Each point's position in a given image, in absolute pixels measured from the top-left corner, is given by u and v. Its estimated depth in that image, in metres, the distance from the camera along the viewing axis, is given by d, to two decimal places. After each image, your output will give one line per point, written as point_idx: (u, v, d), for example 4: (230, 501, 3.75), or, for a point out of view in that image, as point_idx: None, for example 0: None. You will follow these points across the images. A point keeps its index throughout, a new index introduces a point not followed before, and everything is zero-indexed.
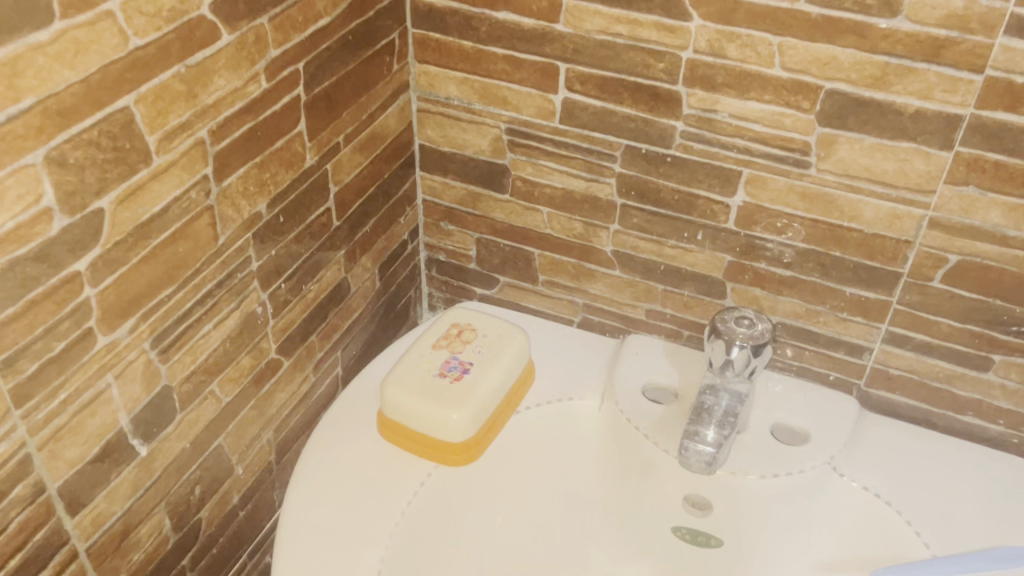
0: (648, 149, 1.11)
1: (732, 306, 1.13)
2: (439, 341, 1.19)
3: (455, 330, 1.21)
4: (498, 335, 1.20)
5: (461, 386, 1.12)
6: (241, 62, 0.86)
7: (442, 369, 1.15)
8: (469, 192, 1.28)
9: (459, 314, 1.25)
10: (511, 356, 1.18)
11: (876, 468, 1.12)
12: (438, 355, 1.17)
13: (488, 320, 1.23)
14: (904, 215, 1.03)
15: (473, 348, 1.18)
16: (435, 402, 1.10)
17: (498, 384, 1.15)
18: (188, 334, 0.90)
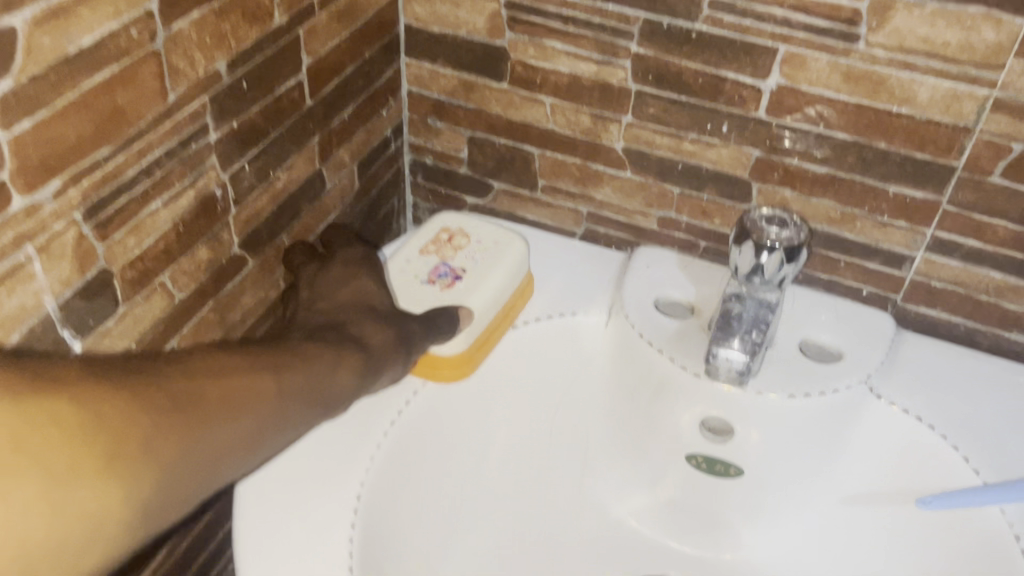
0: (670, 24, 0.97)
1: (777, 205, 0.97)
2: (428, 246, 1.06)
3: (445, 235, 1.08)
4: (495, 243, 1.06)
5: (453, 296, 0.99)
6: None
7: (431, 278, 1.02)
8: (461, 81, 1.13)
9: (448, 218, 1.11)
10: (507, 265, 1.04)
11: (917, 389, 1.01)
12: (426, 262, 1.04)
13: (483, 224, 1.09)
14: (963, 96, 0.90)
15: (466, 254, 1.05)
16: (429, 311, 0.97)
17: (493, 295, 1.01)
18: (131, 210, 0.75)
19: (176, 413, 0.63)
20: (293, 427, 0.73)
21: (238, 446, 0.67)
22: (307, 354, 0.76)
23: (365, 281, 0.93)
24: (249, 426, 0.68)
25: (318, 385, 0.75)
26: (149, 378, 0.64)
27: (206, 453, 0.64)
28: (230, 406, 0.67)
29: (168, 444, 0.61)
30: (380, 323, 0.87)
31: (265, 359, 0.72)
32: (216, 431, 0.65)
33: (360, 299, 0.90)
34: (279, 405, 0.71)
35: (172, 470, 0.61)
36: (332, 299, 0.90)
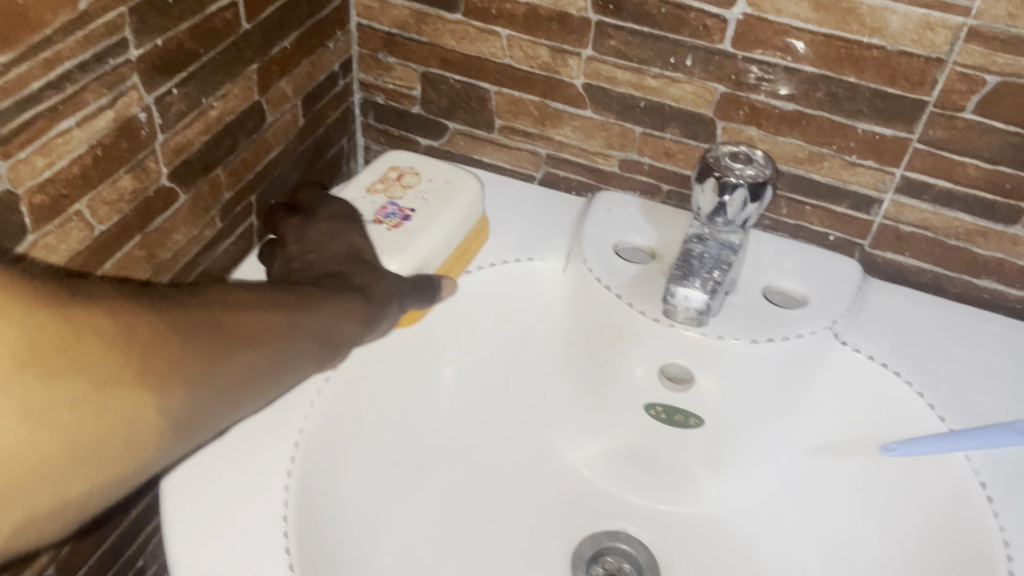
0: None
1: (749, 145, 0.93)
2: (375, 185, 0.99)
3: (394, 174, 1.01)
4: (449, 182, 1.00)
5: (405, 233, 0.92)
6: None
7: (376, 216, 0.95)
8: (412, 13, 1.07)
9: (398, 157, 1.04)
10: (462, 205, 0.99)
11: (883, 336, 0.97)
12: (372, 201, 0.97)
13: (436, 164, 1.03)
14: (937, 24, 0.85)
15: (415, 194, 0.98)
16: (382, 246, 0.90)
17: (446, 235, 0.96)
18: (38, 128, 0.68)
19: (201, 339, 0.63)
20: (307, 369, 0.73)
21: (258, 379, 0.68)
22: (314, 298, 0.76)
23: (357, 239, 0.88)
24: (270, 358, 0.69)
25: (331, 328, 0.75)
26: (173, 307, 0.64)
27: (228, 380, 0.65)
28: (249, 339, 0.67)
29: (194, 367, 0.62)
30: (377, 273, 0.84)
31: (279, 303, 0.72)
32: (237, 362, 0.66)
33: (353, 255, 0.85)
34: (294, 344, 0.71)
35: (196, 394, 0.62)
36: (323, 256, 0.85)
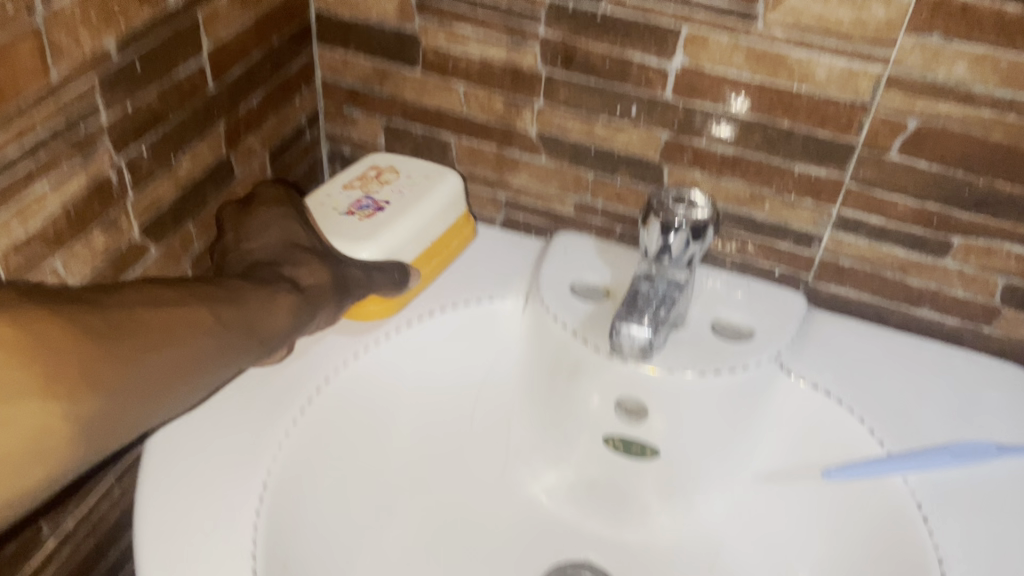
0: (575, 7, 0.97)
1: (676, 187, 1.00)
2: (353, 181, 1.08)
3: (375, 172, 1.10)
4: (423, 176, 1.09)
5: (373, 225, 1.01)
6: None
7: (352, 210, 1.03)
8: (373, 69, 1.13)
9: (380, 157, 1.13)
10: (440, 198, 1.08)
11: (826, 365, 1.02)
12: (348, 195, 1.05)
13: (415, 164, 1.11)
14: (860, 73, 0.91)
15: (392, 190, 1.07)
16: (346, 236, 0.99)
17: (420, 228, 1.05)
18: (12, 193, 0.73)
19: (123, 338, 0.70)
20: (237, 355, 0.79)
21: (187, 368, 0.74)
22: (243, 289, 0.83)
23: (290, 224, 0.96)
24: (196, 348, 0.75)
25: (255, 318, 0.82)
26: (91, 308, 0.70)
27: (156, 371, 0.71)
28: (171, 334, 0.73)
29: (118, 362, 0.68)
30: (309, 260, 0.92)
31: (204, 297, 0.78)
32: (163, 356, 0.72)
33: (287, 244, 0.94)
34: (220, 335, 0.78)
35: (123, 386, 0.68)
36: (255, 249, 0.93)
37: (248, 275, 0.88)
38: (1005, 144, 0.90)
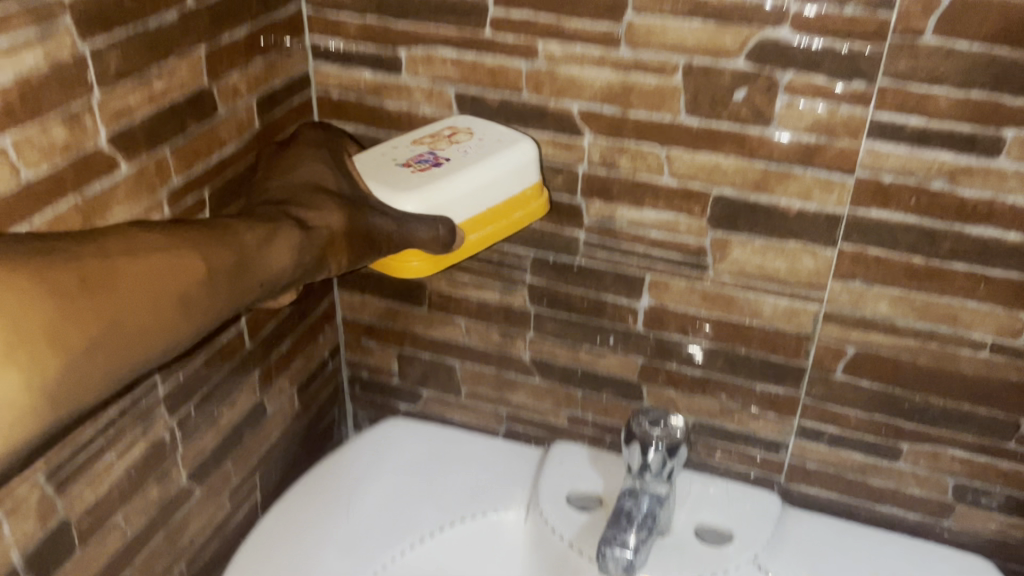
0: (556, 258, 1.16)
1: (666, 410, 1.12)
2: (425, 138, 1.07)
3: (449, 131, 1.07)
4: (504, 140, 1.05)
5: (420, 180, 0.99)
6: (141, 191, 0.87)
7: (410, 162, 1.03)
8: (386, 308, 1.31)
9: (460, 118, 1.09)
10: (501, 161, 1.02)
11: (800, 564, 1.11)
12: (413, 150, 1.05)
13: (493, 129, 1.07)
14: (800, 310, 1.07)
15: (459, 148, 1.04)
16: (384, 188, 0.98)
17: (473, 186, 1.01)
18: (87, 466, 0.87)
19: (103, 292, 0.63)
20: (232, 289, 0.75)
21: (170, 314, 0.69)
22: (239, 226, 0.79)
23: (319, 167, 0.97)
24: (177, 296, 0.69)
25: (256, 251, 0.79)
26: (64, 255, 0.62)
27: (132, 321, 0.65)
28: (150, 291, 0.67)
29: (98, 316, 0.62)
30: (327, 203, 0.90)
31: (190, 240, 0.72)
32: (144, 305, 0.66)
33: (311, 185, 0.93)
34: (206, 284, 0.72)
35: (100, 347, 0.63)
36: (279, 180, 0.94)
37: (256, 212, 0.86)
38: (930, 366, 1.05)
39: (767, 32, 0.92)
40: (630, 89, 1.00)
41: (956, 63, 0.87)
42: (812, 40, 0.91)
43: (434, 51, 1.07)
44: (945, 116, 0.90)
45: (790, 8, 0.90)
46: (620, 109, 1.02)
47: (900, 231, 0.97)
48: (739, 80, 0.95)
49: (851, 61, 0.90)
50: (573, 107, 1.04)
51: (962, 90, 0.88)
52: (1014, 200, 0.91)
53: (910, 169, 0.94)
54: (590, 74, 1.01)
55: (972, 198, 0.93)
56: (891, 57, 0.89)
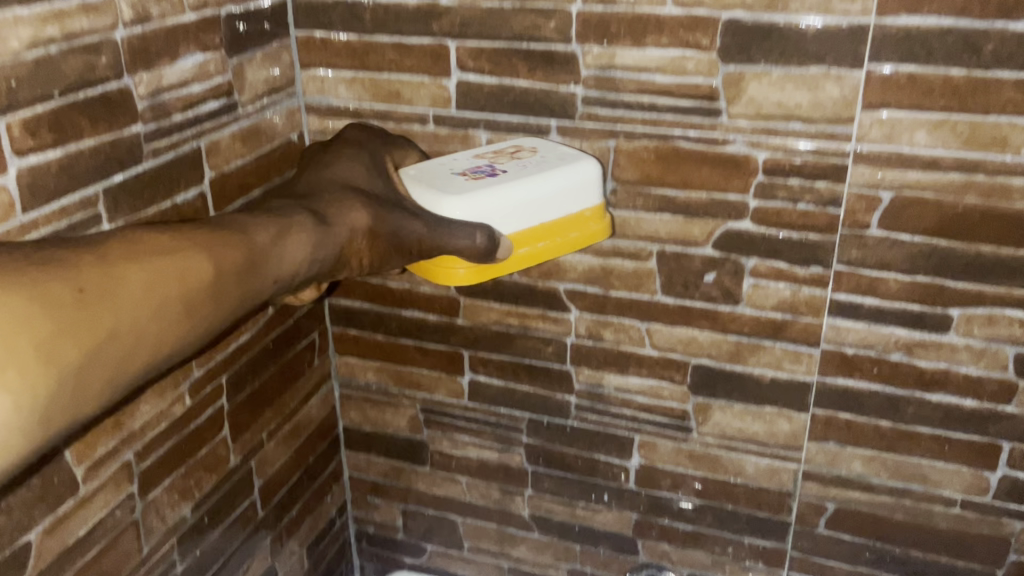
0: (550, 420, 1.23)
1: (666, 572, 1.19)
2: (489, 152, 1.01)
3: (513, 148, 1.01)
4: (567, 157, 0.97)
5: (467, 186, 0.91)
6: (166, 388, 0.96)
7: (465, 171, 0.95)
8: (391, 466, 1.38)
9: (526, 137, 1.04)
10: (558, 175, 0.94)
11: None
12: (472, 161, 0.98)
13: (561, 149, 1.00)
14: (780, 468, 1.13)
15: (517, 161, 0.97)
16: (430, 190, 0.91)
17: (528, 198, 0.92)
18: None
19: (101, 304, 0.59)
20: (237, 289, 0.71)
21: (174, 320, 0.65)
22: (251, 224, 0.74)
23: (357, 164, 0.91)
24: (183, 301, 0.66)
25: (266, 249, 0.74)
26: (59, 267, 0.58)
27: (131, 330, 0.61)
28: (155, 297, 0.63)
29: (96, 328, 0.58)
30: (350, 202, 0.83)
31: (205, 243, 0.69)
32: (145, 314, 0.62)
33: (344, 185, 0.87)
34: (213, 286, 0.68)
35: (95, 360, 0.59)
36: (316, 176, 0.89)
37: (274, 205, 0.81)
38: (908, 520, 1.10)
39: (730, 224, 1.01)
40: (610, 271, 1.10)
41: (900, 251, 0.96)
42: (778, 231, 1.00)
43: None
44: (896, 297, 0.98)
45: (749, 205, 1.00)
46: (602, 288, 1.11)
47: (866, 397, 1.05)
48: (708, 264, 1.05)
49: (808, 250, 1.00)
50: (559, 287, 1.13)
51: (909, 275, 0.97)
52: (967, 370, 0.99)
53: (870, 342, 1.02)
54: (573, 258, 1.11)
55: (929, 368, 1.01)
56: (842, 247, 0.98)
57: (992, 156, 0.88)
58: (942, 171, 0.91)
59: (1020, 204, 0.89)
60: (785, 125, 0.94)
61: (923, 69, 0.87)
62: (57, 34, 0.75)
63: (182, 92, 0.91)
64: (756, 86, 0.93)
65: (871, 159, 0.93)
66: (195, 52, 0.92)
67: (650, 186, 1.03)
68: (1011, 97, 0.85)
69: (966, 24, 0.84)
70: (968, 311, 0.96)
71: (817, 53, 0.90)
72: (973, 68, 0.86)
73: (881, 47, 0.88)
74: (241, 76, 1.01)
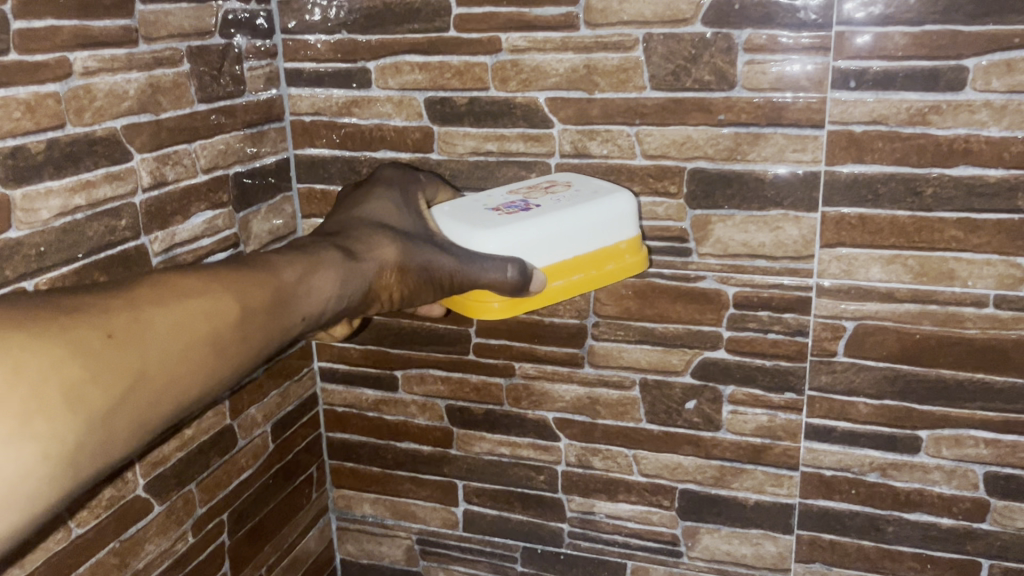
0: (543, 548, 1.26)
1: None
2: (522, 188, 0.97)
3: (548, 184, 0.98)
4: (601, 191, 0.94)
5: (502, 220, 0.86)
6: (170, 525, 0.99)
7: (498, 205, 0.91)
8: None
9: (558, 176, 1.01)
10: (592, 206, 0.90)
11: None
12: (504, 196, 0.95)
13: (595, 184, 0.96)
14: None
15: (550, 196, 0.93)
16: (462, 224, 0.87)
17: (561, 229, 0.88)
18: None
19: (130, 345, 0.55)
20: (266, 330, 0.68)
21: (204, 361, 0.61)
22: (277, 265, 0.72)
23: (390, 198, 0.88)
24: (213, 341, 0.62)
25: (295, 286, 0.72)
26: (83, 310, 0.54)
27: (160, 374, 0.57)
28: (185, 338, 0.59)
29: (125, 371, 0.54)
30: (380, 238, 0.81)
31: (232, 283, 0.66)
32: (174, 356, 0.58)
33: (374, 220, 0.84)
34: (243, 327, 0.65)
35: (126, 405, 0.54)
36: (349, 214, 0.85)
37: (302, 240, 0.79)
38: None
39: (707, 354, 1.08)
40: (596, 400, 1.15)
41: (867, 377, 1.02)
42: (756, 360, 1.06)
43: (426, 371, 1.23)
44: (866, 421, 1.04)
45: (723, 335, 1.06)
46: (589, 417, 1.16)
47: (847, 517, 1.09)
48: (688, 393, 1.10)
49: (781, 377, 1.05)
50: (549, 417, 1.18)
51: (877, 399, 1.02)
52: (941, 489, 1.03)
53: (846, 464, 1.06)
54: (560, 389, 1.16)
55: (904, 488, 1.05)
56: (813, 374, 1.04)
57: (942, 287, 0.96)
58: (898, 302, 0.98)
59: (972, 330, 0.96)
60: (750, 263, 1.02)
61: (872, 210, 0.95)
62: (84, 202, 0.83)
63: (193, 246, 0.99)
64: (722, 227, 1.01)
65: (833, 292, 1.00)
66: (205, 209, 1.00)
67: (629, 319, 1.09)
68: (954, 234, 0.93)
69: (907, 170, 0.93)
70: (935, 432, 1.01)
71: (776, 198, 0.98)
72: (917, 209, 0.94)
73: (832, 192, 0.96)
74: (248, 227, 1.09)
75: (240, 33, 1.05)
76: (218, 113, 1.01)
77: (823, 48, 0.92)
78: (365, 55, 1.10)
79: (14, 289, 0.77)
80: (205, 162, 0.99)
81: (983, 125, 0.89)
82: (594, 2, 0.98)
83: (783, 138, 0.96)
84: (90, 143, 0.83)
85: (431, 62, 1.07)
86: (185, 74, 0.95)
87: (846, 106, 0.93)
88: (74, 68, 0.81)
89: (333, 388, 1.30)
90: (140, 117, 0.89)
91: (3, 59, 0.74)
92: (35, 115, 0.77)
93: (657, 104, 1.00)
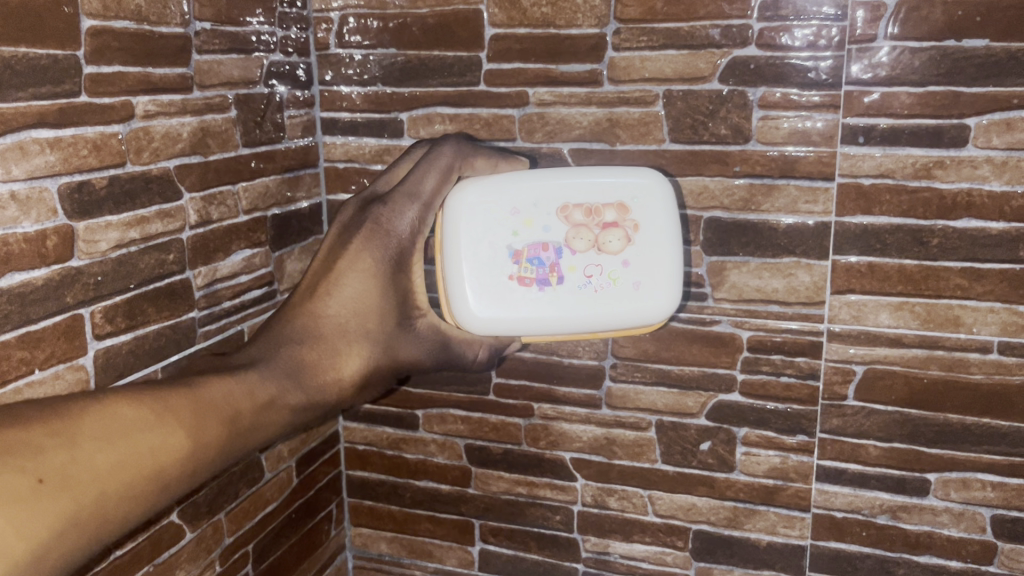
0: None
1: None
2: (579, 207, 0.91)
3: (613, 214, 0.91)
4: (641, 289, 0.91)
5: (509, 302, 0.90)
6: (200, 552, 1.02)
7: (522, 252, 0.90)
8: None
9: (643, 191, 0.92)
10: (602, 322, 0.90)
11: None
12: (545, 226, 0.91)
13: (655, 247, 0.91)
14: None
15: (586, 265, 0.90)
16: (473, 285, 0.90)
17: (567, 331, 0.91)
18: None
19: (61, 486, 0.56)
20: (210, 453, 0.70)
21: (139, 496, 0.63)
22: (239, 389, 0.77)
23: (358, 280, 0.88)
24: (143, 476, 0.63)
25: (250, 421, 0.77)
26: (25, 451, 0.56)
27: (98, 510, 0.59)
28: (123, 476, 0.61)
29: (62, 515, 0.56)
30: (351, 346, 0.88)
31: (183, 414, 0.69)
32: (102, 489, 0.59)
33: (349, 318, 0.88)
34: (187, 460, 0.67)
35: (52, 545, 0.55)
36: (322, 304, 0.88)
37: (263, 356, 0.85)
38: None
39: (721, 397, 1.11)
40: (612, 440, 1.18)
41: (876, 421, 1.06)
42: (768, 403, 1.10)
43: (446, 410, 1.26)
44: (877, 463, 1.07)
45: (737, 378, 1.10)
46: (606, 457, 1.19)
47: (858, 559, 1.11)
48: (703, 434, 1.14)
49: (793, 420, 1.09)
50: (566, 456, 1.21)
51: (886, 442, 1.06)
52: (949, 532, 1.06)
53: (856, 506, 1.09)
54: (578, 429, 1.19)
55: (913, 531, 1.08)
56: (824, 417, 1.08)
57: (948, 334, 1.00)
58: (906, 347, 1.02)
59: (977, 375, 1.00)
60: (763, 307, 1.06)
61: (880, 259, 1.00)
62: (137, 236, 0.88)
63: (232, 282, 1.03)
64: (737, 273, 1.06)
65: (843, 336, 1.04)
66: (245, 247, 1.05)
67: (647, 361, 1.13)
68: (958, 282, 0.98)
69: (912, 222, 0.98)
70: (943, 475, 1.04)
71: (788, 245, 1.03)
72: (923, 258, 0.99)
73: (842, 241, 1.01)
74: (283, 267, 1.13)
75: (283, 83, 1.11)
76: (259, 158, 1.07)
77: (832, 106, 0.98)
78: (398, 107, 1.16)
79: (72, 315, 0.81)
80: (246, 203, 1.05)
81: (984, 179, 0.94)
82: (618, 59, 1.05)
83: (795, 190, 1.02)
84: (146, 181, 0.89)
85: (461, 114, 1.14)
86: (232, 120, 1.01)
87: (856, 159, 0.98)
88: (136, 110, 0.87)
89: (355, 426, 1.34)
90: (191, 159, 0.95)
91: (76, 101, 0.80)
92: (100, 153, 0.83)
93: (675, 156, 1.05)
